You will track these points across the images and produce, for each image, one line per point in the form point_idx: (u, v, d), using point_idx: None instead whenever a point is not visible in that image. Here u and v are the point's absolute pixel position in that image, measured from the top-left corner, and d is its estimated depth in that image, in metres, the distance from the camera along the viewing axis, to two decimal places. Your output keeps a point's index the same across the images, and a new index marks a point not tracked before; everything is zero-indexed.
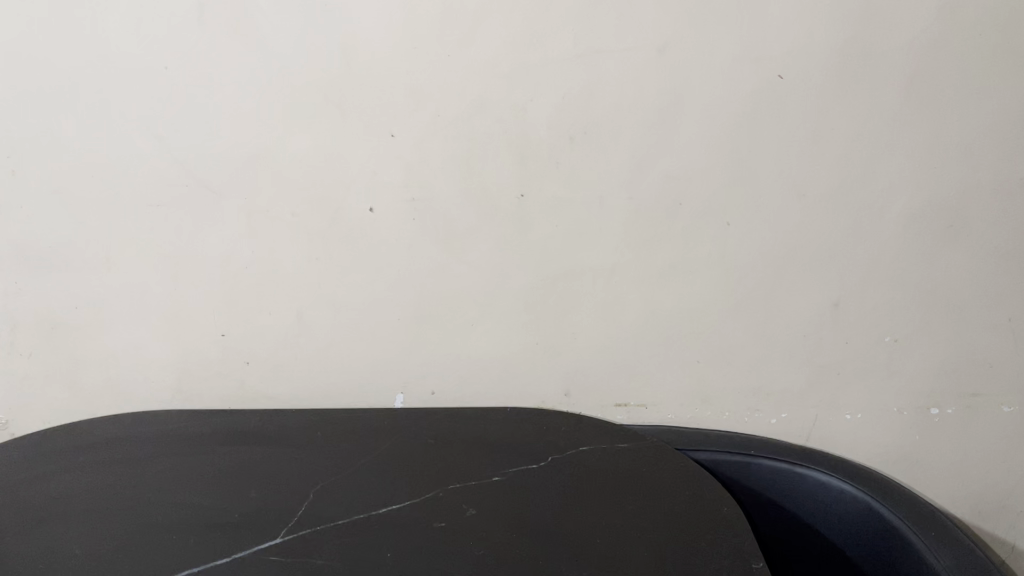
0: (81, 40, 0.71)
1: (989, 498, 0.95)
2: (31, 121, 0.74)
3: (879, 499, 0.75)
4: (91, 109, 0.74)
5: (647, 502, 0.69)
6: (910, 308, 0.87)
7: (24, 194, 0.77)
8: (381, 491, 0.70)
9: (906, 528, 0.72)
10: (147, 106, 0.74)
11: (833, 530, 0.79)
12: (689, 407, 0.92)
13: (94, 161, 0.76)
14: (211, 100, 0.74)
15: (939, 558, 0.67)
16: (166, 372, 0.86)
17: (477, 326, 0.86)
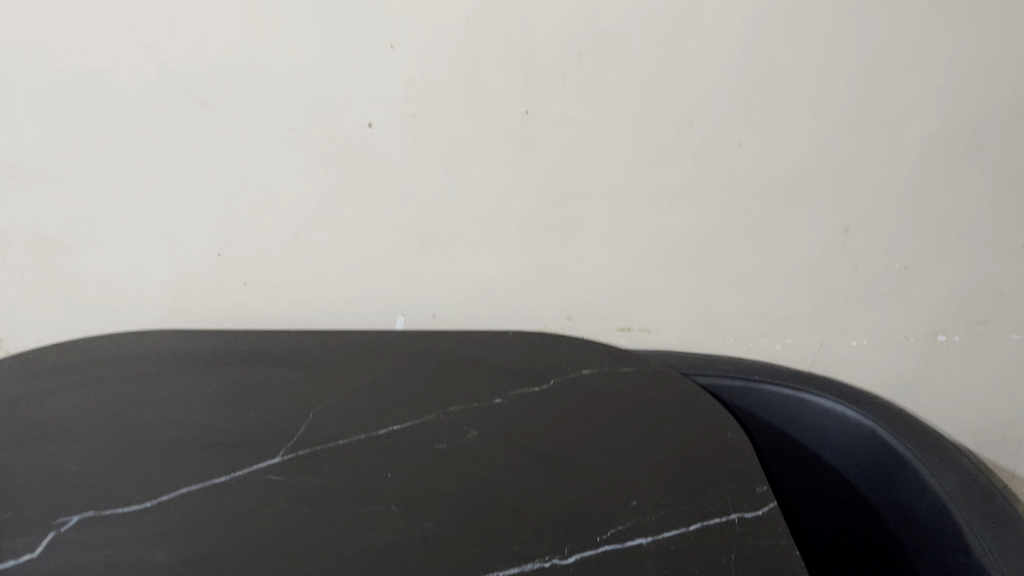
0: None
1: (988, 422, 0.96)
2: (12, 29, 0.70)
3: (883, 425, 0.75)
4: (75, 16, 0.70)
5: (650, 426, 0.69)
6: (923, 233, 0.85)
7: (8, 106, 0.74)
8: (382, 412, 0.70)
9: (909, 453, 0.72)
10: (134, 14, 0.70)
11: (835, 456, 0.79)
12: (692, 332, 0.91)
13: (81, 73, 0.73)
14: (201, 8, 0.70)
15: (941, 483, 0.68)
16: (164, 290, 0.85)
17: (479, 247, 0.84)
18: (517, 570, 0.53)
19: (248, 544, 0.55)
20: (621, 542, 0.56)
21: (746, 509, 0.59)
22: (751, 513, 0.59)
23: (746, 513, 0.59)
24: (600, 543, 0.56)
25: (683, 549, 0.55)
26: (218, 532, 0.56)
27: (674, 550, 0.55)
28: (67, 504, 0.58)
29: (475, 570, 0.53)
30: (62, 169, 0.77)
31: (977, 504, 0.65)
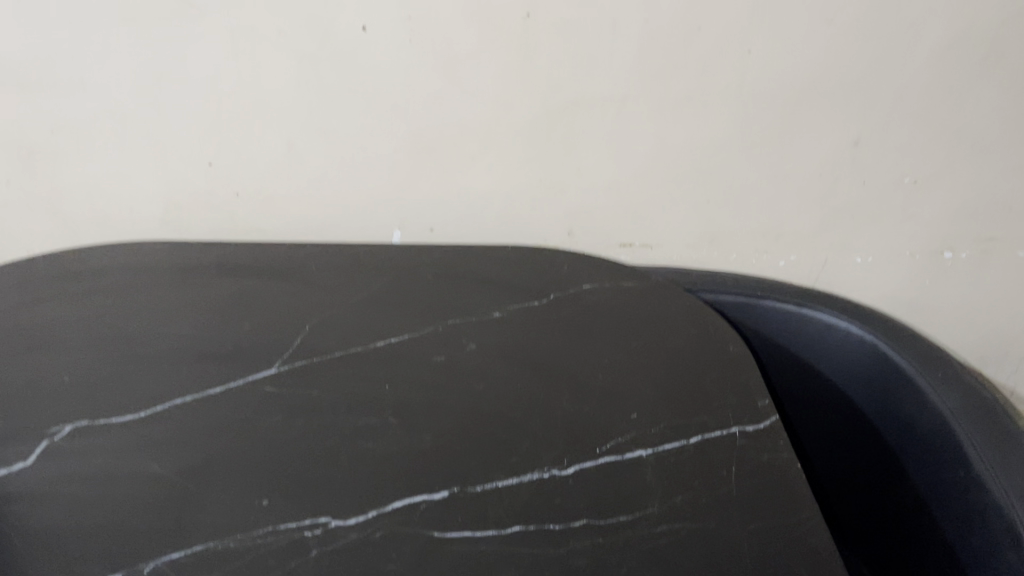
0: None
1: (989, 337, 0.95)
2: None
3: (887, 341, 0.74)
4: None
5: (651, 339, 0.68)
6: (935, 147, 0.82)
7: None
8: (379, 324, 0.69)
9: (913, 370, 0.70)
10: None
11: (837, 371, 0.78)
12: (695, 247, 0.90)
13: None
14: None
15: (943, 399, 0.67)
16: (155, 200, 0.83)
17: (477, 159, 0.82)
18: (516, 481, 0.53)
19: (245, 454, 0.55)
20: (620, 455, 0.55)
21: (747, 423, 0.58)
22: (752, 426, 0.58)
23: (747, 426, 0.58)
24: (599, 455, 0.55)
25: (682, 463, 0.55)
26: (213, 442, 0.55)
27: (674, 463, 0.55)
28: (60, 413, 0.58)
29: (474, 482, 0.53)
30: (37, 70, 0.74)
31: (979, 421, 0.64)
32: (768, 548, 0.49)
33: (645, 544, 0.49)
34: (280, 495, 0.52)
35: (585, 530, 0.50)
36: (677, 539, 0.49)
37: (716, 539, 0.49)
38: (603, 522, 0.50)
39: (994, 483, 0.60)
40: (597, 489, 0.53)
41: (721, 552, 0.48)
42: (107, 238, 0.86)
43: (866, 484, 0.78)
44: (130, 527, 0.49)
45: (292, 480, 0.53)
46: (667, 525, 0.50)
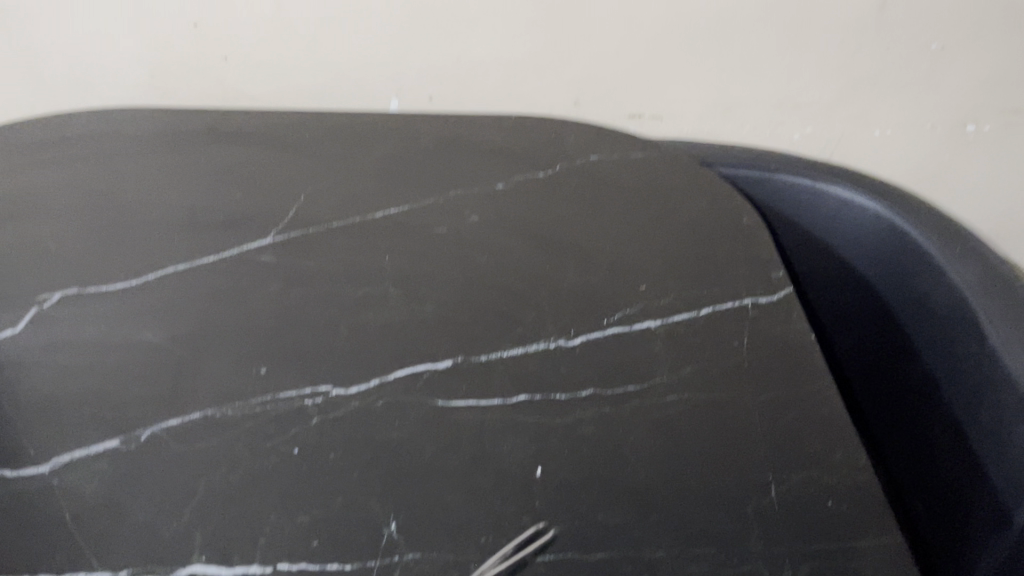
0: None
1: (1006, 215, 0.93)
2: None
3: (905, 217, 0.71)
4: None
5: (662, 210, 0.65)
6: (966, 11, 0.77)
7: None
8: (377, 193, 0.66)
9: (930, 247, 0.68)
10: None
11: (852, 250, 0.75)
12: (707, 119, 0.86)
13: None
14: None
15: (960, 276, 0.65)
16: (138, 64, 0.79)
17: (480, 19, 0.77)
18: (522, 351, 0.52)
19: (241, 324, 0.53)
20: (629, 326, 0.53)
21: (760, 295, 0.56)
22: (765, 298, 0.56)
23: (761, 297, 0.56)
24: (606, 326, 0.54)
25: (693, 334, 0.53)
26: (208, 312, 0.54)
27: (684, 334, 0.53)
28: (47, 280, 0.56)
29: (479, 352, 0.52)
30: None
31: (998, 297, 0.62)
32: (780, 419, 0.47)
33: (655, 414, 0.48)
34: (278, 364, 0.50)
35: (592, 400, 0.48)
36: (686, 409, 0.48)
37: (726, 409, 0.48)
38: (611, 392, 0.49)
39: (1010, 360, 0.58)
40: (605, 360, 0.51)
41: (731, 422, 0.47)
42: (91, 102, 0.82)
43: (876, 362, 0.77)
44: (124, 395, 0.48)
45: (291, 349, 0.51)
46: (677, 396, 0.49)
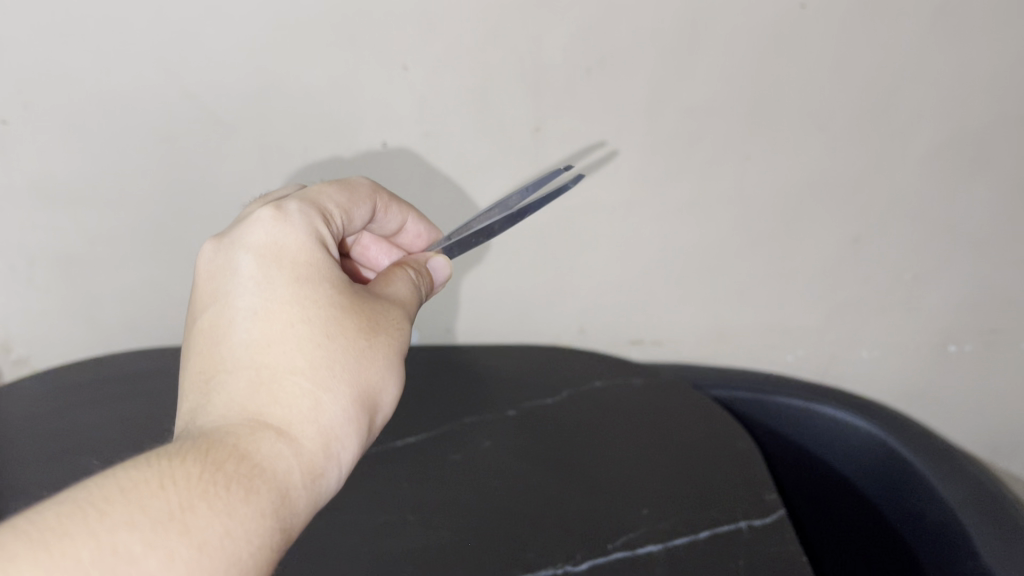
0: None
1: (994, 426, 1.02)
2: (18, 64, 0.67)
3: (916, 503, 0.73)
4: (80, 47, 0.67)
5: (660, 436, 0.70)
6: (930, 244, 0.86)
7: (19, 139, 0.72)
8: (399, 418, 0.72)
9: (949, 538, 0.67)
10: (134, 47, 0.67)
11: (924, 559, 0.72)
12: (705, 344, 0.96)
13: (86, 95, 0.70)
14: (205, 30, 0.67)
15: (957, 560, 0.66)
16: (183, 308, 0.87)
17: (493, 257, 0.85)
18: None
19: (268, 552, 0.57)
20: (632, 550, 0.57)
21: (755, 516, 0.59)
22: (759, 520, 0.59)
23: (755, 520, 0.59)
24: (611, 550, 0.57)
25: (692, 557, 0.56)
26: None
27: (684, 558, 0.56)
28: None
29: None
30: (73, 189, 0.76)
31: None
32: None
33: None
34: None
35: None
36: None
37: None
38: None
39: (987, 553, 0.62)
40: None
41: None
42: (138, 339, 0.90)
43: None
44: None
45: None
46: None
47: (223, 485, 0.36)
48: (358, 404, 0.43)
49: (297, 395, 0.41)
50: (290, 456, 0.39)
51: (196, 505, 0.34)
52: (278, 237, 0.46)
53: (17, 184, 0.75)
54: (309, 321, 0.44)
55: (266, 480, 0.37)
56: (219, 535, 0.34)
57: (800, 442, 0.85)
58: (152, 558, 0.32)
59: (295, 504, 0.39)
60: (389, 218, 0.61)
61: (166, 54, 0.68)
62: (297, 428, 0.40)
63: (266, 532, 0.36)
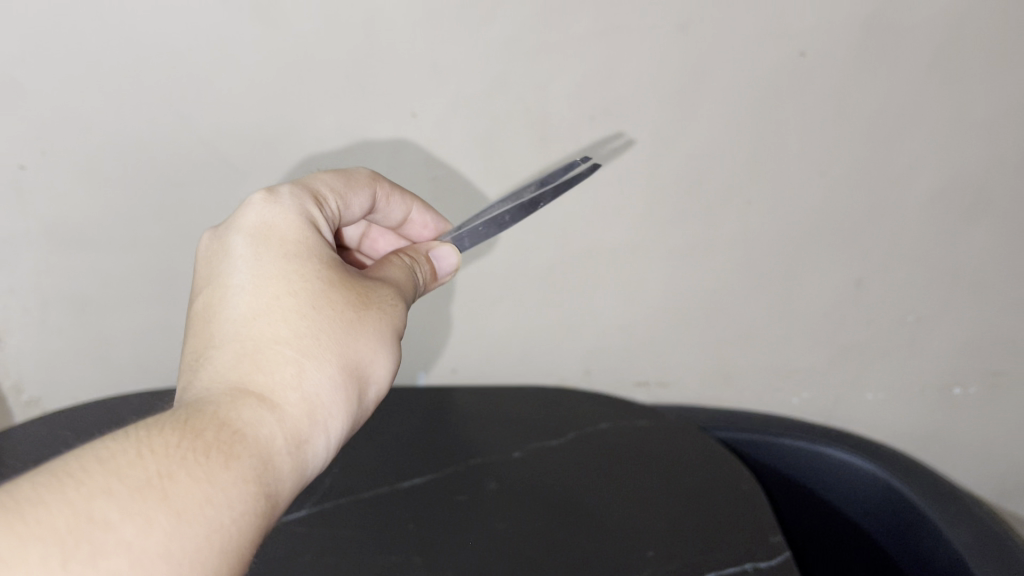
0: (62, 40, 0.66)
1: (1001, 469, 1.02)
2: (37, 111, 0.69)
3: (925, 545, 0.73)
4: (99, 94, 0.69)
5: (665, 478, 0.70)
6: (932, 287, 0.87)
7: (36, 183, 0.73)
8: (404, 460, 0.73)
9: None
10: (153, 94, 0.69)
11: None
12: (710, 386, 0.96)
13: (103, 140, 0.71)
14: (222, 78, 0.69)
15: None
16: None
17: (499, 298, 0.86)
18: None
19: None
20: None
21: (761, 558, 0.60)
22: (765, 562, 0.59)
23: (760, 562, 0.59)
24: None
25: None
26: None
27: None
28: None
29: None
30: (87, 231, 0.77)
31: None
32: None
33: None
34: None
35: None
36: None
37: None
38: None
39: None
40: None
41: None
42: (147, 381, 0.90)
43: None
44: None
45: None
46: None
47: (202, 450, 0.35)
48: (344, 378, 0.43)
49: (283, 368, 0.41)
50: (274, 424, 0.39)
51: (174, 472, 0.33)
52: (268, 217, 0.47)
53: (33, 229, 0.76)
54: (295, 296, 0.44)
55: (249, 447, 0.37)
56: (200, 500, 0.33)
57: (806, 483, 0.85)
58: (130, 527, 0.31)
59: (280, 472, 0.38)
60: (393, 208, 0.62)
61: (181, 101, 0.70)
62: (282, 395, 0.40)
63: (252, 498, 0.36)
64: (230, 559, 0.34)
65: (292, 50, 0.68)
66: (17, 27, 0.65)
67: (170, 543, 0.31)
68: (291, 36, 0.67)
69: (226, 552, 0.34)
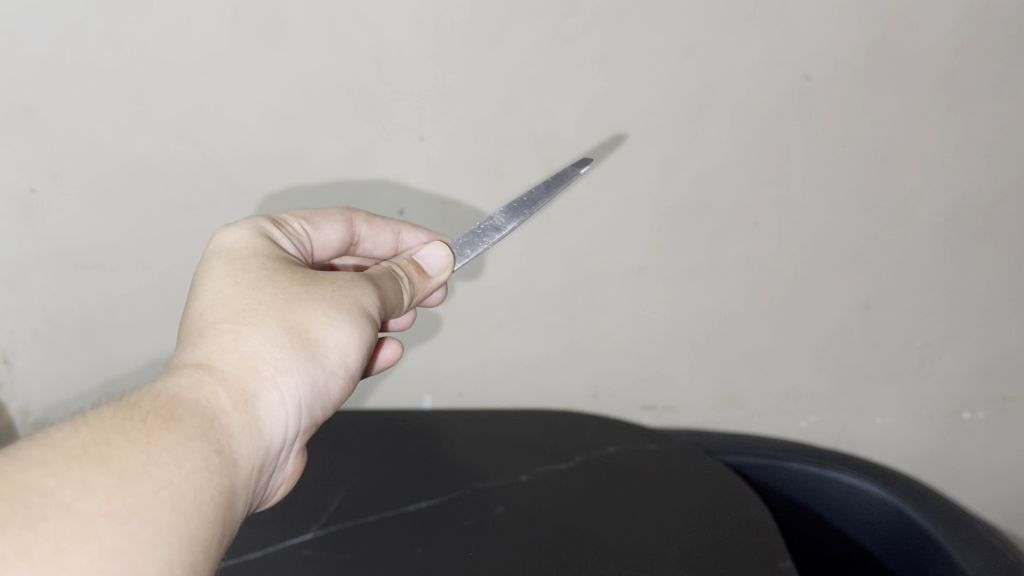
0: (75, 65, 0.67)
1: (1012, 495, 1.01)
2: (50, 135, 0.70)
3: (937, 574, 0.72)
4: (112, 118, 0.70)
5: (674, 502, 0.70)
6: (940, 311, 0.87)
7: (48, 206, 0.74)
8: (410, 483, 0.72)
9: None
10: (164, 118, 0.70)
11: None
12: (717, 410, 0.95)
13: (114, 163, 0.72)
14: (233, 102, 0.70)
15: None
16: None
17: (506, 321, 0.86)
18: None
19: None
20: None
21: None
22: None
23: None
24: None
25: None
26: None
27: None
28: None
29: None
30: (98, 254, 0.78)
31: None
32: None
33: None
34: None
35: None
36: None
37: None
38: None
39: None
40: None
41: None
42: None
43: None
44: None
45: None
46: None
47: (139, 416, 0.37)
48: (293, 338, 0.44)
49: (225, 338, 0.43)
50: (215, 386, 0.40)
51: (110, 438, 0.35)
52: (219, 236, 0.51)
53: (43, 252, 0.77)
54: (239, 282, 0.46)
55: (187, 406, 0.38)
56: (140, 461, 0.34)
57: (815, 507, 0.84)
58: (70, 491, 0.32)
59: (225, 428, 0.39)
60: (380, 229, 0.64)
61: (192, 125, 0.71)
62: (227, 363, 0.42)
63: (194, 452, 0.37)
64: (183, 517, 0.35)
65: (301, 75, 0.69)
66: (31, 52, 0.66)
67: (111, 502, 0.33)
68: (301, 62, 0.68)
69: (178, 510, 0.35)
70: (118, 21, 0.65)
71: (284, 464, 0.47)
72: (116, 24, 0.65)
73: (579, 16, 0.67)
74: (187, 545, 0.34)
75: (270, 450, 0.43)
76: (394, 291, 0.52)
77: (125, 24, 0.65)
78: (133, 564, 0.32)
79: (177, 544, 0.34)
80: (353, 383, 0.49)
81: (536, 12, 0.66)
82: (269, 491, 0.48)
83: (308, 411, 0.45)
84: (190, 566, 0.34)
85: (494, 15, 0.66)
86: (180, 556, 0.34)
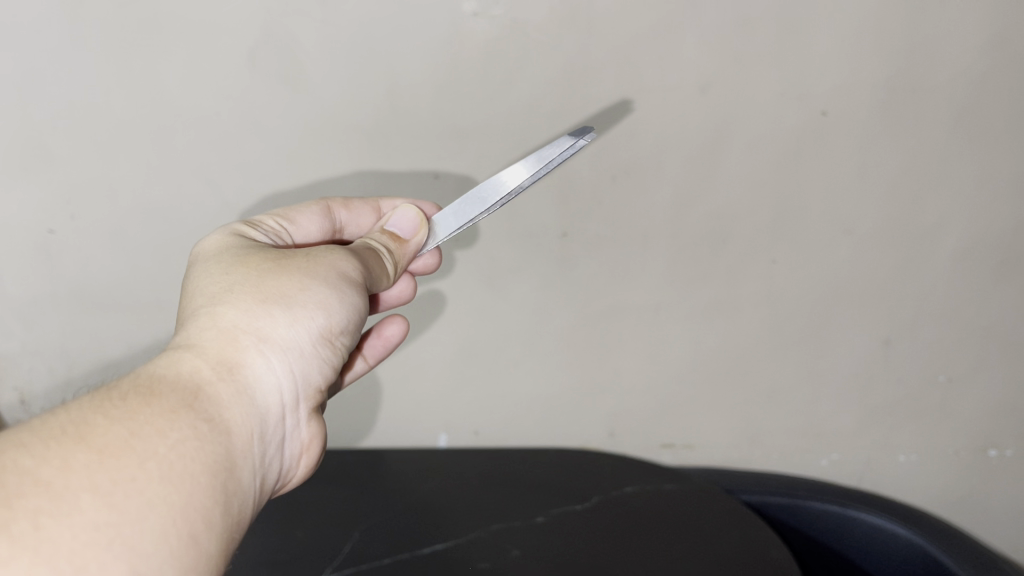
0: (94, 106, 0.67)
1: None
2: (70, 175, 0.70)
3: None
4: (131, 159, 0.70)
5: (694, 543, 0.68)
6: (963, 347, 0.86)
7: (66, 246, 0.74)
8: (425, 526, 0.71)
9: None
10: (182, 158, 0.70)
11: None
12: (737, 448, 0.94)
13: (132, 203, 0.72)
14: (250, 141, 0.70)
15: None
16: None
17: (522, 359, 0.86)
18: None
19: None
20: None
21: None
22: None
23: None
24: None
25: None
26: None
27: None
28: None
29: None
30: (114, 291, 0.78)
31: None
32: None
33: None
34: None
35: None
36: None
37: None
38: None
39: None
40: None
41: None
42: None
43: None
44: None
45: None
46: None
47: (118, 394, 0.38)
48: (271, 308, 0.45)
49: (211, 317, 0.44)
50: (197, 360, 0.42)
51: (88, 419, 0.35)
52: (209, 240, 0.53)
53: (61, 291, 0.77)
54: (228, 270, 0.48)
55: (170, 381, 0.40)
56: (122, 437, 0.35)
57: (839, 546, 0.82)
58: (47, 467, 0.33)
59: (213, 398, 0.40)
60: (361, 213, 0.64)
61: (209, 166, 0.71)
62: (212, 335, 0.43)
63: (178, 421, 0.38)
64: (172, 486, 0.35)
65: (317, 113, 0.69)
66: (52, 93, 0.66)
67: (93, 478, 0.33)
68: (316, 100, 0.68)
69: (165, 481, 0.35)
70: (135, 61, 0.66)
71: (296, 439, 0.48)
72: (133, 65, 0.66)
73: (593, 54, 0.67)
74: (178, 513, 0.35)
75: (268, 418, 0.44)
76: (374, 263, 0.54)
77: (143, 66, 0.66)
78: (118, 538, 0.32)
79: (164, 515, 0.34)
80: (340, 347, 0.50)
81: (550, 50, 0.67)
82: (289, 470, 0.48)
83: (298, 377, 0.46)
84: (180, 532, 0.35)
85: (508, 54, 0.67)
86: (170, 527, 0.34)
